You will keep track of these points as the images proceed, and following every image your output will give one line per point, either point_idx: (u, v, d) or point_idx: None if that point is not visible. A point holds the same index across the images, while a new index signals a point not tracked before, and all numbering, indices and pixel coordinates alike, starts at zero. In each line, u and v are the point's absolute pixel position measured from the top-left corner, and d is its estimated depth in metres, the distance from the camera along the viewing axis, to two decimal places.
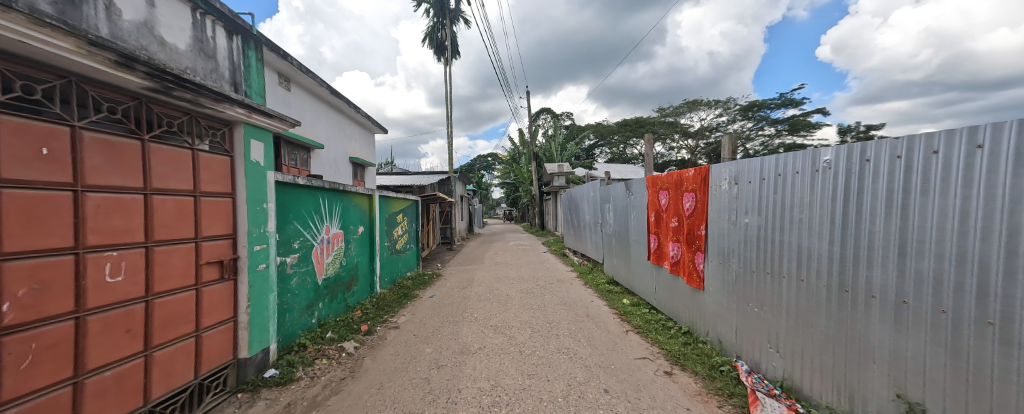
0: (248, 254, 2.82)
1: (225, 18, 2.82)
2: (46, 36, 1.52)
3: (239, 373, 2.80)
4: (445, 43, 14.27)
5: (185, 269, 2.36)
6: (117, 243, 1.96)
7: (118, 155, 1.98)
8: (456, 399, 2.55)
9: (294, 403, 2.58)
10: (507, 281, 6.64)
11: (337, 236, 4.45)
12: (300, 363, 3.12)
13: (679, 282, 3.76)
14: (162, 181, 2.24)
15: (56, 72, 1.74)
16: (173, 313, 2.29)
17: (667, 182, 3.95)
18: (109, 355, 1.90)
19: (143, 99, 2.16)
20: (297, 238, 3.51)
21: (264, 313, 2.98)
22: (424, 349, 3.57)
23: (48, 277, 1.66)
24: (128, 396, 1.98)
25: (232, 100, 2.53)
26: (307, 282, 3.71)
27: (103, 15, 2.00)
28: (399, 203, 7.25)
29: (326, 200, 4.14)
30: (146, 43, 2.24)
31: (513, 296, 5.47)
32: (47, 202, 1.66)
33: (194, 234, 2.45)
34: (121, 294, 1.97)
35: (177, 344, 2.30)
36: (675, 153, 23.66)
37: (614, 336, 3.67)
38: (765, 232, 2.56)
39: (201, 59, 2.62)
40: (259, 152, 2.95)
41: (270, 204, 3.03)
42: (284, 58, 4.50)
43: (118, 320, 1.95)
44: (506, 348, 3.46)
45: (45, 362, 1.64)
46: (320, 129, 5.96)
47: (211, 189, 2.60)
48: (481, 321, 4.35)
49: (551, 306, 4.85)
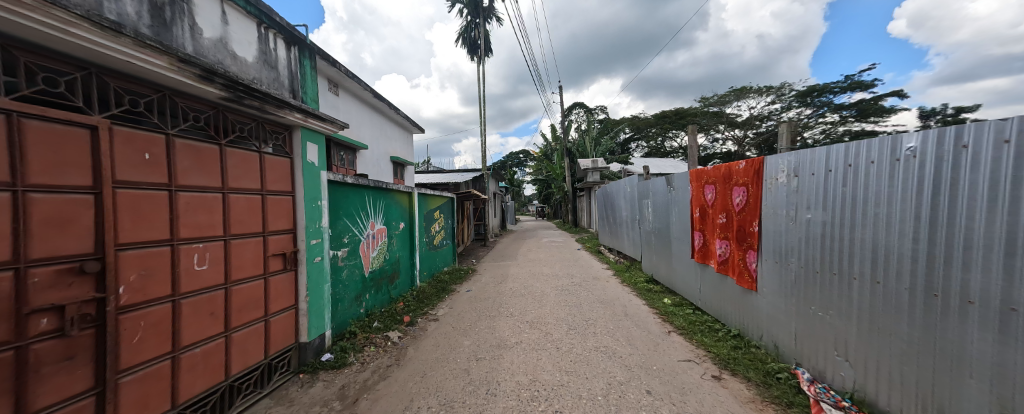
0: (307, 247, 3.08)
1: (284, 31, 3.08)
2: (148, 56, 1.76)
3: (300, 356, 3.07)
4: (478, 42, 14.54)
5: (255, 260, 2.63)
6: (202, 236, 2.23)
7: (201, 158, 2.25)
8: (496, 391, 2.62)
9: (348, 386, 2.79)
10: (542, 278, 6.64)
11: (381, 231, 4.72)
12: (351, 349, 3.37)
13: (727, 282, 3.54)
14: (236, 182, 2.50)
15: (154, 87, 2.00)
16: (247, 299, 2.56)
17: (714, 176, 3.72)
18: (198, 334, 2.17)
19: (221, 108, 2.42)
20: (347, 234, 3.77)
21: (320, 302, 3.24)
22: (462, 341, 3.69)
23: (152, 265, 1.92)
24: (212, 371, 2.26)
25: (291, 106, 2.77)
26: (356, 274, 3.98)
27: (189, 35, 2.26)
28: (436, 200, 7.52)
29: (371, 198, 4.41)
30: (222, 58, 2.50)
31: (548, 293, 5.45)
32: (150, 200, 1.92)
33: (262, 228, 2.71)
34: (206, 281, 2.24)
35: (250, 327, 2.57)
36: (719, 146, 22.16)
37: (655, 336, 3.53)
38: (831, 229, 2.32)
39: (265, 70, 2.88)
40: (314, 153, 3.21)
41: (323, 202, 3.30)
42: (333, 65, 4.82)
43: (205, 304, 2.23)
44: (542, 344, 3.48)
45: (151, 338, 1.90)
46: (365, 131, 6.31)
47: (275, 188, 2.87)
48: (516, 316, 4.41)
49: (587, 304, 4.77)
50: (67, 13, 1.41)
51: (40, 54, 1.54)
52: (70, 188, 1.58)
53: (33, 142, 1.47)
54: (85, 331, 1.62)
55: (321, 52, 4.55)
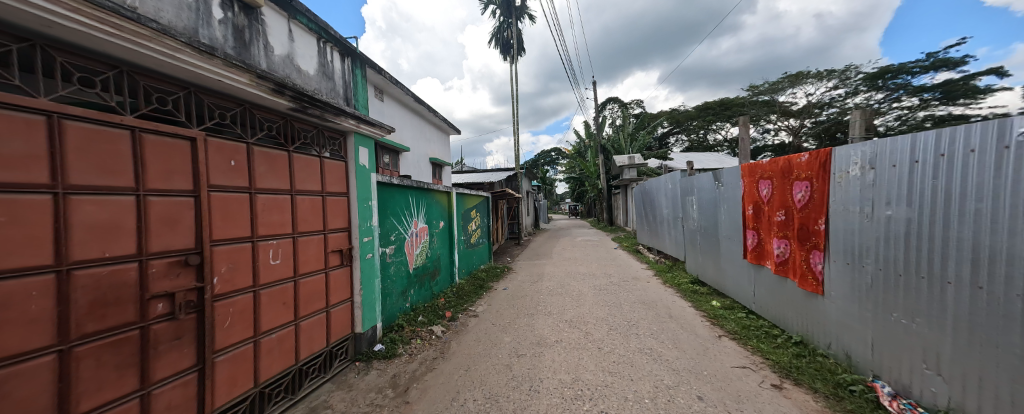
0: (360, 244, 3.31)
1: (340, 43, 3.32)
2: (233, 74, 1.99)
3: (356, 345, 3.30)
4: (511, 41, 14.60)
5: (317, 256, 2.87)
6: (275, 234, 2.47)
7: (273, 164, 2.50)
8: (539, 388, 2.64)
9: (399, 375, 2.96)
10: (578, 277, 6.56)
11: (423, 230, 4.94)
12: (400, 341, 3.57)
13: (787, 284, 3.28)
14: (302, 184, 2.75)
15: (237, 101, 2.25)
16: (312, 291, 2.80)
17: (771, 170, 3.45)
18: (273, 322, 2.41)
19: (288, 118, 2.67)
20: (393, 232, 3.99)
21: (372, 296, 3.46)
22: (503, 337, 3.76)
23: (238, 259, 2.17)
24: (285, 355, 2.50)
25: (346, 114, 2.98)
26: (402, 270, 4.20)
27: (263, 53, 2.52)
28: (473, 200, 7.70)
29: (414, 198, 4.62)
30: (290, 72, 2.75)
31: (586, 293, 5.37)
32: (234, 202, 2.17)
33: (323, 226, 2.95)
34: (279, 274, 2.49)
35: (314, 317, 2.82)
36: (771, 137, 20.43)
37: (705, 341, 3.36)
38: (917, 226, 2.08)
39: (324, 80, 3.13)
40: (365, 156, 3.44)
41: (373, 202, 3.53)
42: (379, 72, 5.10)
43: (278, 295, 2.47)
44: (583, 344, 3.44)
45: (237, 324, 2.15)
46: (407, 135, 6.61)
47: (333, 189, 3.11)
48: (555, 315, 4.39)
49: (627, 304, 4.65)
50: (175, 40, 1.63)
51: (154, 77, 1.79)
52: (176, 192, 1.82)
53: (150, 152, 1.71)
54: (189, 315, 1.87)
55: (369, 61, 4.84)
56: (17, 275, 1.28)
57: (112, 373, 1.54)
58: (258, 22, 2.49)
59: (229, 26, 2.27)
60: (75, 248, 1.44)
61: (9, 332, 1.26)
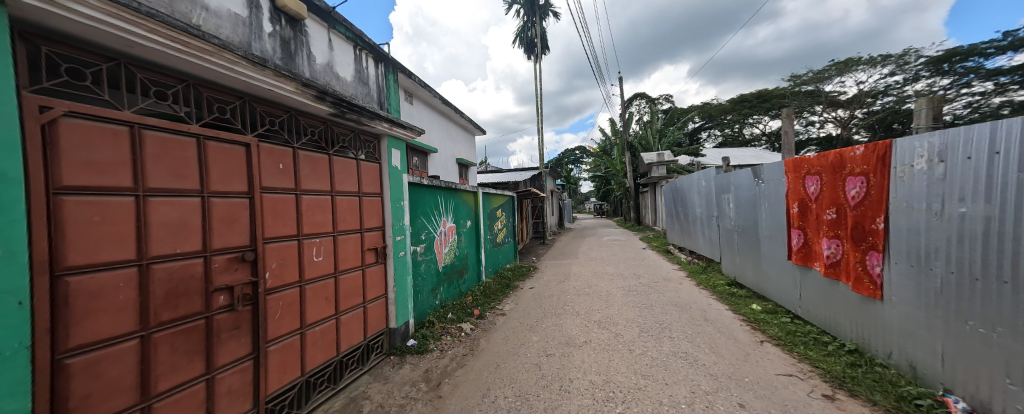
0: (393, 243, 3.44)
1: (374, 50, 3.46)
2: (281, 83, 2.13)
3: (390, 340, 3.43)
4: (534, 40, 14.57)
5: (355, 253, 3.01)
6: (318, 232, 2.62)
7: (316, 166, 2.65)
8: (570, 388, 2.62)
9: (432, 369, 3.05)
10: (606, 277, 6.43)
11: (451, 229, 5.05)
12: (431, 337, 3.67)
13: (840, 288, 3.04)
14: (341, 185, 2.89)
15: (285, 108, 2.40)
16: (350, 287, 2.94)
17: (820, 165, 3.21)
18: (317, 315, 2.56)
19: (329, 123, 2.82)
20: (423, 231, 4.11)
21: (404, 292, 3.58)
22: (531, 336, 3.76)
23: (286, 255, 2.33)
24: (328, 346, 2.65)
25: (381, 117, 3.10)
26: (432, 268, 4.31)
27: (307, 62, 2.69)
28: (498, 199, 7.77)
29: (442, 198, 4.73)
30: (330, 79, 2.91)
31: (615, 293, 5.25)
32: (283, 203, 2.32)
33: (360, 226, 3.09)
34: (322, 270, 2.64)
35: (353, 312, 2.96)
36: (815, 130, 18.99)
37: (745, 346, 3.18)
38: (998, 225, 1.86)
39: (360, 86, 3.28)
40: (397, 158, 3.57)
41: (405, 202, 3.65)
42: (409, 76, 5.26)
43: (321, 290, 2.62)
44: (613, 345, 3.37)
45: (286, 316, 2.30)
46: (435, 136, 6.78)
47: (369, 190, 3.25)
48: (583, 315, 4.34)
49: (659, 306, 4.49)
50: (232, 54, 1.77)
51: (215, 89, 1.96)
52: (233, 193, 1.98)
53: (212, 157, 1.87)
54: (245, 307, 2.02)
55: (399, 66, 5.00)
56: (107, 267, 1.44)
57: (183, 358, 1.70)
58: (302, 33, 2.65)
59: (277, 38, 2.44)
60: (152, 244, 1.60)
61: (102, 319, 1.42)
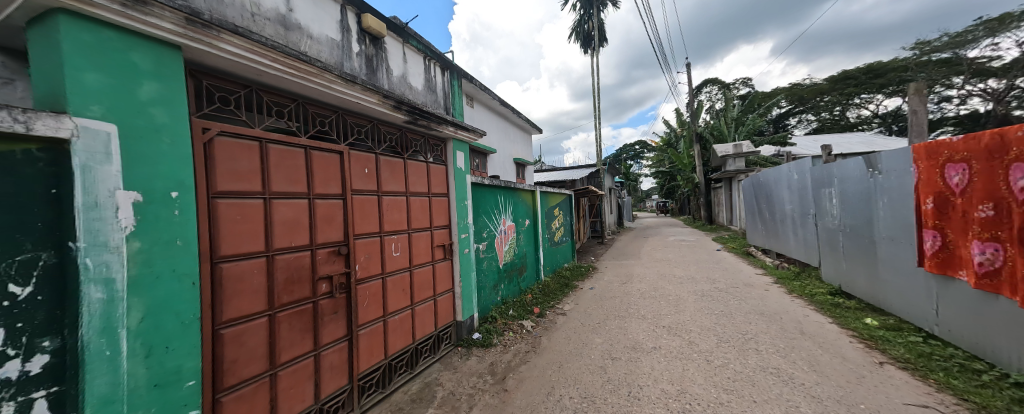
0: (459, 240, 3.63)
1: (440, 59, 3.69)
2: (367, 97, 2.39)
3: (458, 332, 3.63)
4: (592, 33, 14.15)
5: (426, 249, 3.24)
6: (396, 230, 2.87)
7: (394, 170, 2.90)
8: (639, 395, 2.49)
9: (497, 363, 3.15)
10: (675, 280, 5.96)
11: (511, 227, 5.14)
12: (494, 331, 3.79)
13: (1001, 303, 2.40)
14: (414, 187, 3.14)
15: (369, 119, 2.68)
16: (423, 280, 3.18)
17: (968, 150, 2.57)
18: (396, 304, 2.82)
19: (404, 130, 3.07)
20: (485, 229, 4.26)
21: (469, 287, 3.75)
22: (594, 338, 3.65)
23: (371, 250, 2.60)
24: (405, 334, 2.90)
25: (447, 122, 3.30)
26: (493, 265, 4.45)
27: (386, 76, 2.98)
28: (556, 198, 7.70)
29: (502, 197, 4.84)
30: (405, 89, 3.18)
31: (686, 298, 4.85)
32: (368, 203, 2.60)
33: (430, 224, 3.32)
34: (399, 264, 2.89)
35: (426, 303, 3.20)
36: (951, 107, 15.25)
37: (859, 367, 2.68)
38: None
39: (429, 94, 3.52)
40: (461, 160, 3.75)
41: (469, 201, 3.82)
42: (470, 81, 5.50)
43: (399, 282, 2.87)
44: (687, 353, 3.11)
45: (373, 304, 2.58)
46: (494, 137, 6.97)
47: (437, 190, 3.47)
48: (650, 320, 4.08)
49: (741, 314, 4.02)
50: (330, 74, 2.05)
51: (317, 105, 2.27)
52: (331, 195, 2.27)
53: (316, 165, 2.17)
54: (341, 294, 2.31)
55: (462, 72, 5.26)
56: (246, 257, 1.76)
57: (298, 335, 2.01)
58: (382, 50, 2.95)
59: (363, 57, 2.76)
60: (276, 239, 1.91)
61: (245, 299, 1.75)
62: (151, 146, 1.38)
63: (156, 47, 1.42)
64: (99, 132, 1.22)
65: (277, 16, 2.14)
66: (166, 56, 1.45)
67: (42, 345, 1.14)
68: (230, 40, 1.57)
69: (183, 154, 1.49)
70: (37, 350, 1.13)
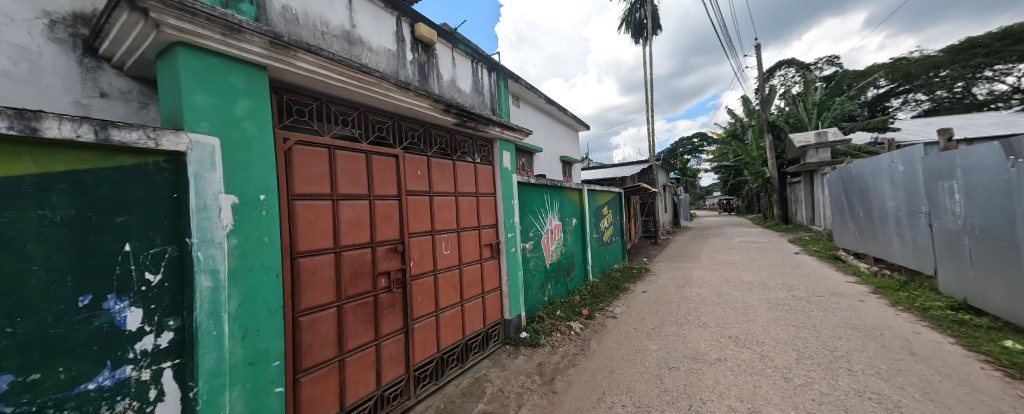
0: (505, 239, 3.67)
1: (487, 60, 3.76)
2: (419, 102, 2.52)
3: (506, 330, 3.67)
4: (644, 21, 13.41)
5: (474, 248, 3.33)
6: (446, 229, 2.99)
7: (444, 171, 3.02)
8: (701, 410, 2.29)
9: (545, 364, 3.12)
10: (742, 286, 5.39)
11: (557, 227, 5.06)
12: (542, 331, 3.77)
13: None
14: (462, 187, 3.23)
15: (421, 123, 2.82)
16: (472, 278, 3.27)
17: None
18: (447, 300, 2.94)
19: (453, 132, 3.18)
20: (531, 228, 4.25)
21: (517, 286, 3.77)
22: (649, 344, 3.44)
23: (424, 248, 2.73)
24: (455, 330, 3.00)
25: (494, 122, 3.34)
26: (540, 265, 4.42)
27: (436, 81, 3.11)
28: (605, 196, 7.42)
29: (548, 197, 4.79)
30: (454, 93, 3.29)
31: (756, 306, 4.35)
32: (420, 203, 2.73)
33: (478, 223, 3.40)
34: (449, 262, 3.00)
35: (474, 301, 3.28)
36: None
37: (994, 400, 2.17)
38: None
39: (477, 96, 3.60)
40: (507, 159, 3.78)
41: (515, 200, 3.84)
42: (516, 81, 5.53)
43: (449, 279, 2.98)
44: (759, 368, 2.79)
45: (425, 300, 2.71)
46: (540, 136, 6.93)
47: (485, 190, 3.54)
48: (714, 328, 3.74)
49: (827, 328, 3.49)
50: (387, 82, 2.19)
51: (376, 112, 2.44)
52: (388, 196, 2.43)
53: (375, 168, 2.34)
54: (398, 289, 2.46)
55: (508, 72, 5.30)
56: (318, 253, 1.96)
57: (362, 326, 2.18)
58: (432, 56, 3.10)
59: (415, 64, 2.92)
60: (343, 237, 2.10)
61: (318, 291, 1.94)
62: (244, 156, 1.59)
63: (249, 69, 1.64)
64: (207, 146, 1.45)
65: (343, 33, 2.35)
66: (256, 77, 1.67)
67: (167, 323, 1.38)
68: (304, 58, 1.76)
69: (269, 162, 1.70)
70: (163, 327, 1.37)
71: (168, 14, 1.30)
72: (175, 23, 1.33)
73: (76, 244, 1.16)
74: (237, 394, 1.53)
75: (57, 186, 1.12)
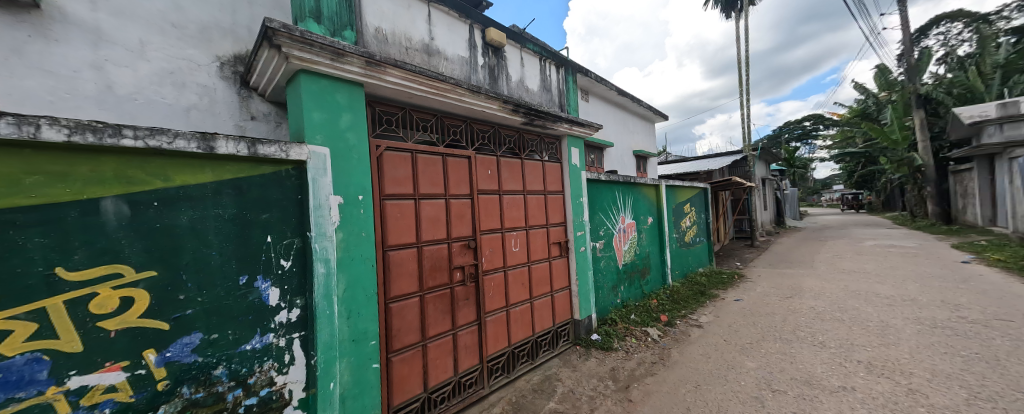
0: (575, 238, 3.59)
1: (554, 57, 3.73)
2: (489, 104, 2.61)
3: (576, 331, 3.59)
4: None
5: (543, 246, 3.33)
6: (515, 227, 3.05)
7: (512, 171, 3.08)
8: None
9: (618, 369, 2.97)
10: (877, 301, 4.34)
11: (631, 226, 4.76)
12: (615, 335, 3.59)
13: None
14: (531, 185, 3.26)
15: (491, 124, 2.92)
16: (540, 276, 3.28)
17: None
18: (517, 297, 3.00)
19: (522, 131, 3.22)
20: (602, 227, 4.08)
21: (587, 286, 3.67)
22: (744, 361, 3.00)
23: (494, 245, 2.84)
24: (525, 326, 3.05)
25: (561, 118, 3.29)
26: (611, 265, 4.22)
27: (505, 82, 3.20)
28: (687, 192, 6.71)
29: (621, 193, 4.54)
30: (522, 93, 3.33)
31: (900, 327, 3.46)
32: (490, 202, 2.84)
33: (546, 221, 3.39)
34: (519, 259, 3.06)
35: (543, 299, 3.29)
36: None
37: None
38: None
39: (544, 93, 3.58)
40: (576, 156, 3.70)
41: (584, 198, 3.73)
42: (585, 74, 5.36)
43: (518, 276, 3.04)
44: (904, 405, 2.21)
45: (496, 294, 2.81)
46: (611, 130, 6.61)
47: (553, 187, 3.51)
48: (835, 350, 3.08)
49: (1020, 364, 2.59)
50: (461, 88, 2.32)
51: (451, 117, 2.61)
52: (462, 195, 2.58)
53: (450, 169, 2.51)
54: (471, 283, 2.60)
55: (577, 66, 5.16)
56: (404, 247, 2.18)
57: (441, 316, 2.37)
58: (501, 58, 3.19)
59: (485, 68, 3.04)
60: (424, 233, 2.30)
61: (404, 281, 2.17)
62: (347, 162, 1.86)
63: (350, 87, 1.90)
64: (320, 155, 1.73)
65: (423, 46, 2.58)
66: (355, 94, 1.93)
67: (296, 301, 1.68)
68: (391, 72, 1.97)
69: (366, 166, 1.95)
70: (293, 305, 1.68)
71: (294, 47, 1.59)
72: (298, 53, 1.62)
73: (238, 235, 1.50)
74: (345, 366, 1.80)
75: (226, 190, 1.47)
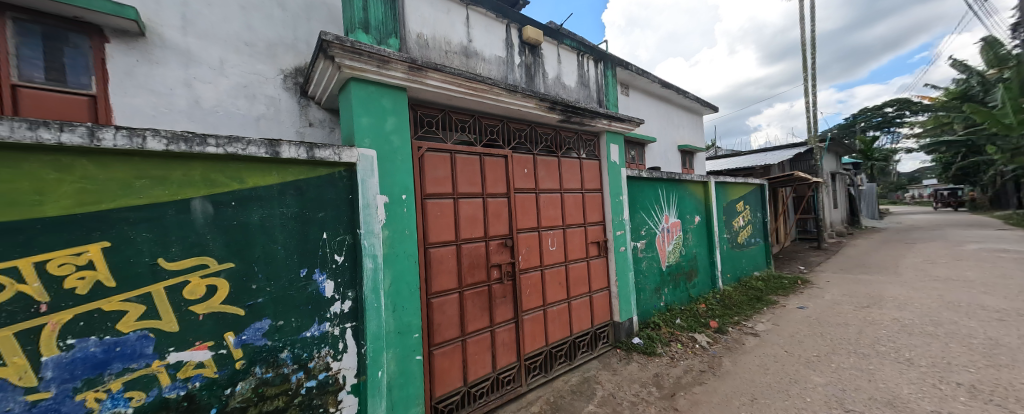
0: (614, 237, 3.48)
1: (593, 51, 3.63)
2: (525, 102, 2.61)
3: (616, 333, 3.47)
4: None
5: (580, 245, 3.27)
6: (552, 226, 3.02)
7: (549, 169, 3.05)
8: None
9: (662, 375, 2.83)
10: (983, 315, 3.67)
11: (676, 225, 4.50)
12: (658, 340, 3.42)
13: None
14: (568, 183, 3.20)
15: (528, 122, 2.92)
16: (578, 275, 3.22)
17: None
18: (554, 296, 2.97)
19: (558, 129, 3.18)
20: (644, 226, 3.90)
21: (627, 288, 3.53)
22: (810, 376, 2.70)
23: (531, 244, 2.83)
24: (562, 326, 3.01)
25: (600, 114, 3.19)
26: (654, 266, 4.02)
27: (541, 79, 3.18)
28: (741, 189, 6.19)
29: (664, 191, 4.31)
30: (559, 89, 3.29)
31: (1016, 347, 2.90)
32: (527, 201, 2.84)
33: (584, 220, 3.32)
34: (556, 258, 3.03)
35: (581, 299, 3.22)
36: None
37: None
38: None
39: (582, 89, 3.51)
40: (615, 153, 3.57)
41: (624, 196, 3.60)
42: (626, 67, 5.16)
43: (555, 276, 3.01)
44: None
45: (533, 293, 2.81)
46: (654, 124, 6.28)
47: (591, 185, 3.42)
48: (927, 369, 2.66)
49: None
50: (498, 88, 2.35)
51: (489, 116, 2.65)
52: (499, 194, 2.61)
53: (488, 168, 2.55)
54: (509, 281, 2.63)
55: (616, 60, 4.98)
56: (444, 244, 2.26)
57: (479, 312, 2.42)
58: (538, 56, 3.17)
59: (522, 66, 3.05)
60: (463, 231, 2.36)
61: (444, 277, 2.24)
62: (392, 163, 1.96)
63: (395, 92, 2.00)
64: (367, 157, 1.84)
65: (461, 49, 2.65)
66: (399, 98, 2.03)
67: (348, 294, 1.81)
68: (432, 76, 2.05)
69: (409, 167, 2.04)
70: (345, 297, 1.81)
71: (345, 56, 1.72)
72: (349, 63, 1.75)
73: (299, 232, 1.65)
74: (391, 356, 1.90)
75: (289, 191, 1.62)
